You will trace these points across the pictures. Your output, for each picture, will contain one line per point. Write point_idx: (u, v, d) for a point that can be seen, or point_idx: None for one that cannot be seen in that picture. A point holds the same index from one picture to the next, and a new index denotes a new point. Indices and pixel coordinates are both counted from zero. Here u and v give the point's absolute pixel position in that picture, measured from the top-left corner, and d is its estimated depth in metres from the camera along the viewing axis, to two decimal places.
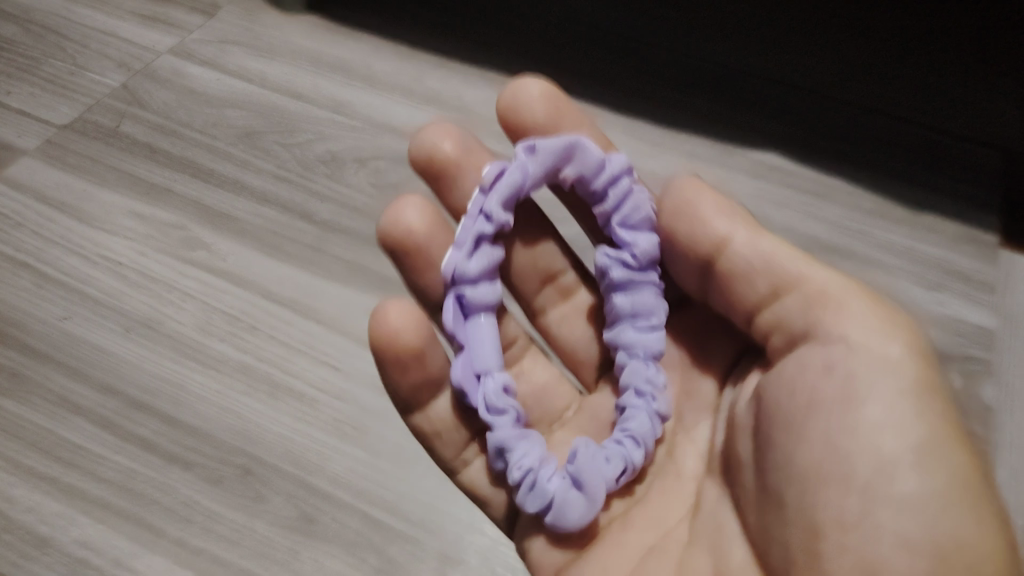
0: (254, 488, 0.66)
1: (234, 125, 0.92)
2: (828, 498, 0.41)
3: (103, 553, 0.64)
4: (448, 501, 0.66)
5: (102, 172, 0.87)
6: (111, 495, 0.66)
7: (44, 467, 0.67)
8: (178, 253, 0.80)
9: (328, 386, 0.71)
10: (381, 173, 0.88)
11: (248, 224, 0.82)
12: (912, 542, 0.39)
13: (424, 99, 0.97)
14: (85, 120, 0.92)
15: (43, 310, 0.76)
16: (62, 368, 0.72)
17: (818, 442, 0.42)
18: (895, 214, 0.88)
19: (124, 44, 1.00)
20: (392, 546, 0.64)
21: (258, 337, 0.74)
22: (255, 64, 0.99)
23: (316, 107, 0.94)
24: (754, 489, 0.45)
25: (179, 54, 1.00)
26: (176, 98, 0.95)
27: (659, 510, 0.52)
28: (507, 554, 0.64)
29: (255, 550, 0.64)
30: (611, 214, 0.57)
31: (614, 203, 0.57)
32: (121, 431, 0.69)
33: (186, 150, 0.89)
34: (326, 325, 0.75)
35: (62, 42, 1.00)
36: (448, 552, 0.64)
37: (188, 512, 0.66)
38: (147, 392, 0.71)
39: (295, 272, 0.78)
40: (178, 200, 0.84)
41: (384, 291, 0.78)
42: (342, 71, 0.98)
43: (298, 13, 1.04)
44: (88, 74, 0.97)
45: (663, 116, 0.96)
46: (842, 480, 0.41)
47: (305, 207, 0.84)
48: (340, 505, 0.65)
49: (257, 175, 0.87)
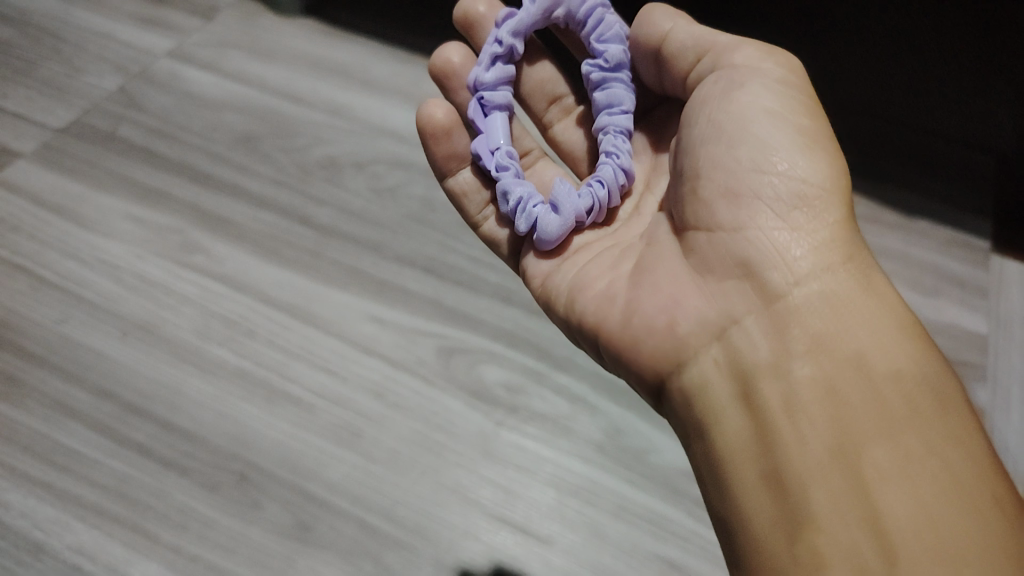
0: (251, 494, 0.66)
1: (232, 128, 0.92)
2: (718, 206, 0.48)
3: (96, 558, 0.63)
4: (444, 507, 0.66)
5: (98, 175, 0.86)
6: (105, 500, 0.66)
7: (39, 472, 0.67)
8: (175, 256, 0.80)
9: (325, 391, 0.71)
10: (379, 176, 0.88)
11: (245, 228, 0.82)
12: (776, 197, 0.46)
13: (421, 101, 0.96)
14: (83, 123, 0.92)
15: (38, 313, 0.75)
16: (58, 372, 0.72)
17: (705, 120, 0.50)
18: (893, 220, 0.87)
19: (122, 47, 1.00)
20: (389, 553, 0.64)
21: (255, 341, 0.74)
22: (253, 67, 0.99)
23: (314, 110, 0.94)
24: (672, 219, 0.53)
25: (177, 57, 0.99)
26: (173, 101, 0.94)
27: (620, 228, 0.58)
28: (502, 561, 0.63)
29: (250, 557, 0.63)
30: (589, 36, 0.62)
31: (591, 27, 0.61)
32: (116, 436, 0.69)
33: (184, 153, 0.89)
34: (323, 329, 0.75)
35: (59, 45, 1.00)
36: (443, 559, 0.63)
37: (184, 518, 0.65)
38: (142, 397, 0.71)
39: (292, 276, 0.78)
40: (175, 203, 0.84)
41: (380, 294, 0.78)
42: (340, 75, 0.98)
43: (296, 19, 1.05)
44: (85, 76, 0.97)
45: None
46: (730, 191, 0.47)
47: (302, 211, 0.84)
48: (336, 511, 0.65)
49: (254, 178, 0.87)
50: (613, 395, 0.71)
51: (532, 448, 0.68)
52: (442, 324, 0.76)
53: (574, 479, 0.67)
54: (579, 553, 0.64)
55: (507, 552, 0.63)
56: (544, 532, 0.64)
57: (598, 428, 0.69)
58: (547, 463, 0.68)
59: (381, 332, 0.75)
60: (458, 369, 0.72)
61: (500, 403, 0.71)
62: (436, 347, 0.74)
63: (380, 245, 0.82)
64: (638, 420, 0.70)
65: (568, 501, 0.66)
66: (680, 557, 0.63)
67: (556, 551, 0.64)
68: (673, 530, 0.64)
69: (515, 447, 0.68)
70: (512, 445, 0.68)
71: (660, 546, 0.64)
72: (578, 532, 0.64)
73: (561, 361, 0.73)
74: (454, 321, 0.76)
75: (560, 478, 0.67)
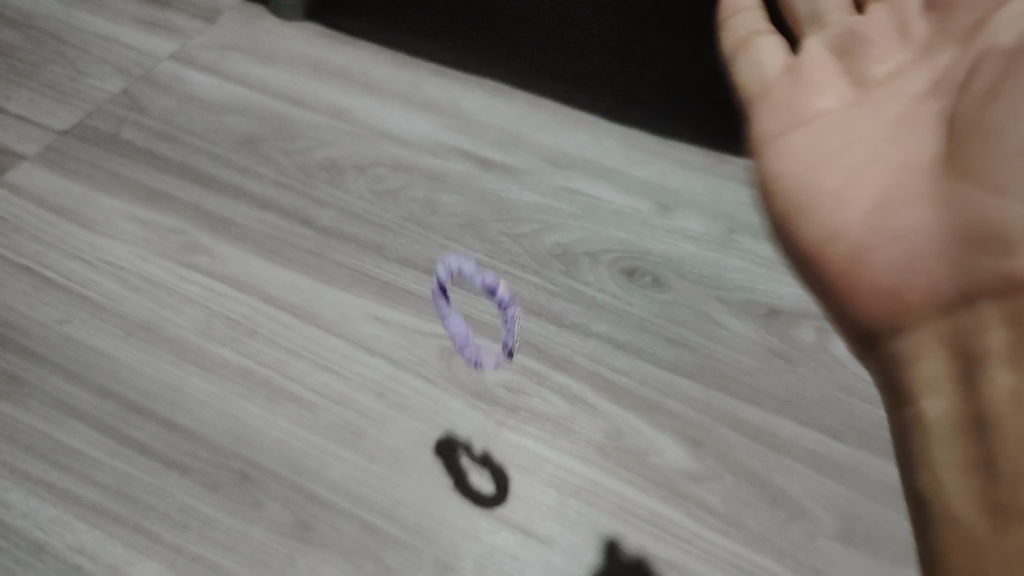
0: (252, 493, 0.65)
1: (234, 130, 0.92)
2: (978, 149, 0.48)
3: (98, 559, 0.62)
4: (445, 506, 0.65)
5: (102, 177, 0.87)
6: (107, 500, 0.65)
7: (39, 471, 0.66)
8: (178, 257, 0.80)
9: (327, 391, 0.71)
10: (381, 179, 0.88)
11: (248, 229, 0.83)
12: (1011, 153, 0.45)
13: (422, 105, 0.97)
14: (87, 125, 0.92)
15: (41, 313, 0.75)
16: (59, 371, 0.72)
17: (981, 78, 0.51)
18: None
19: (125, 51, 1.01)
20: (389, 553, 0.63)
21: (258, 342, 0.74)
22: (255, 70, 0.99)
23: (316, 113, 0.95)
24: (936, 142, 0.52)
25: (180, 60, 1.00)
26: (176, 103, 0.95)
27: (827, 156, 0.58)
28: (503, 562, 0.62)
29: (250, 557, 0.62)
30: None
31: None
32: (118, 435, 0.68)
33: (187, 155, 0.89)
34: (324, 330, 0.75)
35: (63, 48, 1.01)
36: (444, 559, 0.63)
37: (184, 518, 0.64)
38: (144, 397, 0.70)
39: (295, 277, 0.79)
40: (178, 205, 0.84)
41: (381, 295, 0.78)
42: (341, 78, 0.99)
43: (298, 23, 1.06)
44: (89, 79, 0.97)
45: (661, 121, 0.95)
46: (981, 133, 0.48)
47: (304, 212, 0.85)
48: (336, 511, 0.64)
49: (257, 181, 0.87)
50: (612, 397, 0.72)
51: (532, 448, 0.69)
52: (444, 325, 0.76)
53: (574, 479, 0.67)
54: (579, 554, 0.63)
55: (507, 552, 0.63)
56: (544, 533, 0.64)
57: (597, 428, 0.70)
58: (547, 463, 0.68)
59: (382, 332, 0.75)
60: (459, 369, 0.73)
61: (501, 403, 0.71)
62: (437, 348, 0.74)
63: (381, 246, 0.82)
64: (638, 422, 0.70)
65: (568, 502, 0.66)
66: (679, 557, 0.63)
67: (556, 551, 0.63)
68: (672, 531, 0.64)
69: (515, 447, 0.69)
70: (513, 444, 0.69)
71: (661, 547, 0.64)
72: (577, 533, 0.64)
73: (561, 362, 0.74)
74: None
75: (560, 478, 0.67)
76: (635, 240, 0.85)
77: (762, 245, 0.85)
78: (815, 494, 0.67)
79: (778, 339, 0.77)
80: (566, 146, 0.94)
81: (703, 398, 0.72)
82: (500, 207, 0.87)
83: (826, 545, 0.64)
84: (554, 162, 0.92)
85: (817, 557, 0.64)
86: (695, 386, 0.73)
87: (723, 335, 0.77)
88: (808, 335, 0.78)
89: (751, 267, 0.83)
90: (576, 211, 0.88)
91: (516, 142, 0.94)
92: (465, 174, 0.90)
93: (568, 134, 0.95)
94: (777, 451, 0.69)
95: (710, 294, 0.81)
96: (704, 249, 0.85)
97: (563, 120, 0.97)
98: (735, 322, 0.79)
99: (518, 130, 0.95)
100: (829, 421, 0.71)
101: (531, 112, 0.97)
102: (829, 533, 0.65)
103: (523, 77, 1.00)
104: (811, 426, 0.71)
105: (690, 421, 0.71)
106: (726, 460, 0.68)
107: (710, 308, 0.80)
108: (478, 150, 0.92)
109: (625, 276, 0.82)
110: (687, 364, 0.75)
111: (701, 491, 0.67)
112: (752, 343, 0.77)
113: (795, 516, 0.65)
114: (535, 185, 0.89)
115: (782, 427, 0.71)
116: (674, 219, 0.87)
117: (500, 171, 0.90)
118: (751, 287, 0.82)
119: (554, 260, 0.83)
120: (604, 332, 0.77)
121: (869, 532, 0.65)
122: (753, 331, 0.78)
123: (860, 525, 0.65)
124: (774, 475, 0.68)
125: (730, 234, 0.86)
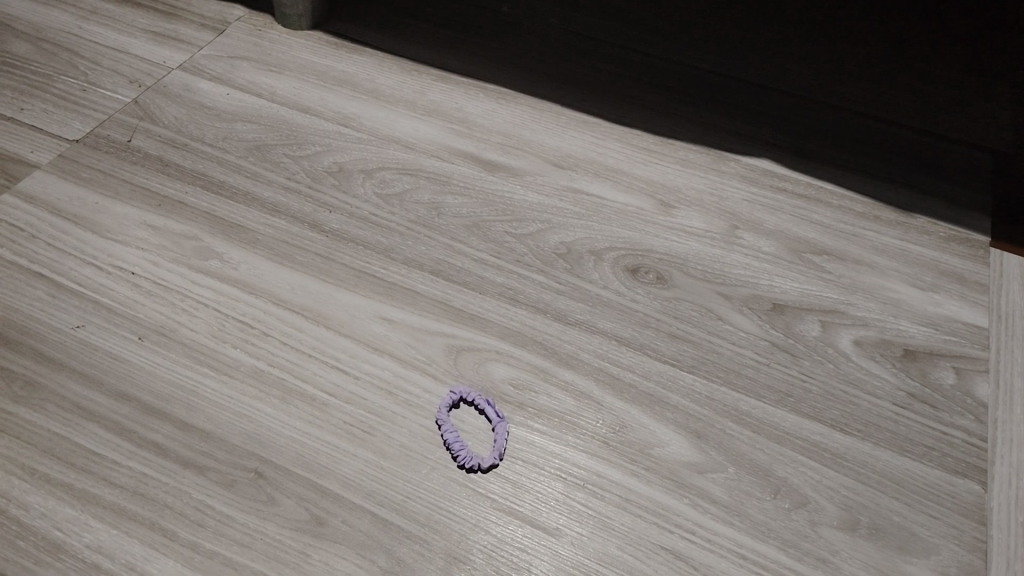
0: (266, 491, 0.66)
1: (244, 138, 0.94)
2: None
3: (116, 558, 0.62)
4: (454, 501, 0.66)
5: (115, 185, 0.88)
6: (124, 500, 0.65)
7: (57, 472, 0.66)
8: (190, 262, 0.82)
9: (337, 390, 0.73)
10: (387, 183, 0.90)
11: (259, 234, 0.84)
12: None
13: (427, 110, 0.99)
14: (99, 135, 0.94)
15: (58, 318, 0.77)
16: (76, 375, 0.73)
17: None
18: (890, 217, 0.89)
19: (135, 62, 1.03)
20: (401, 547, 0.63)
21: (269, 343, 0.76)
22: (263, 79, 1.01)
23: (323, 120, 0.96)
24: None
25: (189, 70, 1.02)
26: (186, 112, 0.97)
27: None
28: (512, 553, 0.64)
29: (265, 553, 0.63)
30: None
31: None
32: (134, 436, 0.69)
33: (198, 163, 0.91)
34: (335, 330, 0.77)
35: (76, 61, 1.03)
36: (456, 552, 0.63)
37: (200, 516, 0.64)
38: (159, 398, 0.71)
39: (305, 279, 0.81)
40: (189, 211, 0.86)
41: (388, 296, 0.80)
42: (347, 85, 1.01)
43: (304, 33, 1.08)
44: (100, 91, 0.99)
45: (662, 126, 0.98)
46: None
47: (313, 217, 0.86)
48: (349, 506, 0.65)
49: (267, 187, 0.89)
50: (617, 392, 0.73)
51: (539, 443, 0.70)
52: (452, 324, 0.78)
53: (580, 473, 0.68)
54: (586, 545, 0.64)
55: (515, 544, 0.64)
56: (551, 525, 0.65)
57: (602, 422, 0.71)
58: (554, 458, 0.69)
59: (390, 332, 0.77)
60: (466, 367, 0.75)
61: (508, 399, 0.73)
62: (445, 346, 0.76)
63: (389, 248, 0.84)
64: (641, 416, 0.72)
65: (574, 495, 0.67)
66: (684, 547, 0.64)
67: (562, 542, 0.64)
68: (677, 522, 0.66)
69: (522, 441, 0.70)
70: (520, 439, 0.70)
71: (666, 538, 0.65)
72: (584, 525, 0.65)
73: (566, 359, 0.76)
74: (462, 322, 0.78)
75: (566, 472, 0.68)
76: (638, 238, 0.87)
77: (763, 242, 0.87)
78: (818, 484, 0.68)
79: (780, 333, 0.79)
80: (568, 147, 0.95)
81: (706, 392, 0.74)
82: (504, 208, 0.89)
83: (831, 534, 0.65)
84: (558, 163, 0.93)
85: (822, 546, 0.64)
86: (697, 380, 0.75)
87: (724, 329, 0.79)
88: (810, 328, 0.79)
89: (753, 263, 0.85)
90: (580, 210, 0.89)
91: (519, 144, 0.95)
92: (470, 176, 0.91)
93: (572, 136, 0.97)
94: (780, 443, 0.70)
95: (712, 289, 0.82)
96: (706, 246, 0.86)
97: (565, 122, 0.98)
98: (737, 317, 0.80)
99: (522, 133, 0.97)
100: (830, 413, 0.73)
101: (534, 115, 0.99)
102: (833, 523, 0.66)
103: (526, 84, 1.02)
104: (812, 419, 0.72)
105: (693, 415, 0.72)
106: (729, 452, 0.70)
107: (712, 304, 0.81)
108: (482, 152, 0.94)
109: (629, 274, 0.83)
110: (689, 359, 0.76)
111: (704, 482, 0.68)
112: (753, 337, 0.78)
113: (799, 505, 0.67)
114: (539, 186, 0.91)
115: (784, 419, 0.72)
116: (677, 217, 0.89)
117: (504, 173, 0.92)
118: (753, 283, 0.83)
119: (558, 259, 0.84)
120: (607, 329, 0.78)
121: (873, 520, 0.66)
122: (755, 325, 0.79)
123: (864, 514, 0.66)
124: (777, 466, 0.69)
125: (732, 231, 0.88)
